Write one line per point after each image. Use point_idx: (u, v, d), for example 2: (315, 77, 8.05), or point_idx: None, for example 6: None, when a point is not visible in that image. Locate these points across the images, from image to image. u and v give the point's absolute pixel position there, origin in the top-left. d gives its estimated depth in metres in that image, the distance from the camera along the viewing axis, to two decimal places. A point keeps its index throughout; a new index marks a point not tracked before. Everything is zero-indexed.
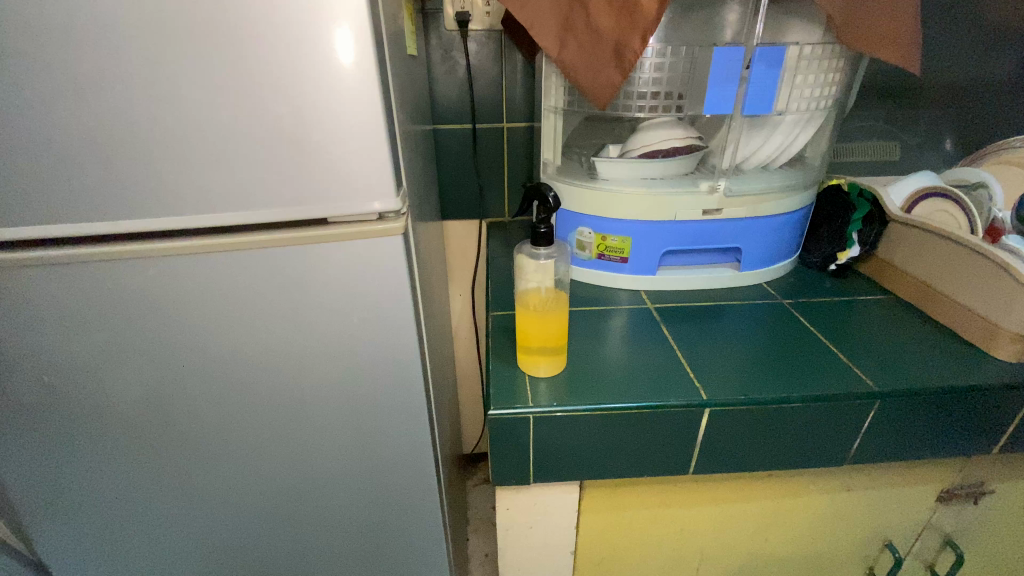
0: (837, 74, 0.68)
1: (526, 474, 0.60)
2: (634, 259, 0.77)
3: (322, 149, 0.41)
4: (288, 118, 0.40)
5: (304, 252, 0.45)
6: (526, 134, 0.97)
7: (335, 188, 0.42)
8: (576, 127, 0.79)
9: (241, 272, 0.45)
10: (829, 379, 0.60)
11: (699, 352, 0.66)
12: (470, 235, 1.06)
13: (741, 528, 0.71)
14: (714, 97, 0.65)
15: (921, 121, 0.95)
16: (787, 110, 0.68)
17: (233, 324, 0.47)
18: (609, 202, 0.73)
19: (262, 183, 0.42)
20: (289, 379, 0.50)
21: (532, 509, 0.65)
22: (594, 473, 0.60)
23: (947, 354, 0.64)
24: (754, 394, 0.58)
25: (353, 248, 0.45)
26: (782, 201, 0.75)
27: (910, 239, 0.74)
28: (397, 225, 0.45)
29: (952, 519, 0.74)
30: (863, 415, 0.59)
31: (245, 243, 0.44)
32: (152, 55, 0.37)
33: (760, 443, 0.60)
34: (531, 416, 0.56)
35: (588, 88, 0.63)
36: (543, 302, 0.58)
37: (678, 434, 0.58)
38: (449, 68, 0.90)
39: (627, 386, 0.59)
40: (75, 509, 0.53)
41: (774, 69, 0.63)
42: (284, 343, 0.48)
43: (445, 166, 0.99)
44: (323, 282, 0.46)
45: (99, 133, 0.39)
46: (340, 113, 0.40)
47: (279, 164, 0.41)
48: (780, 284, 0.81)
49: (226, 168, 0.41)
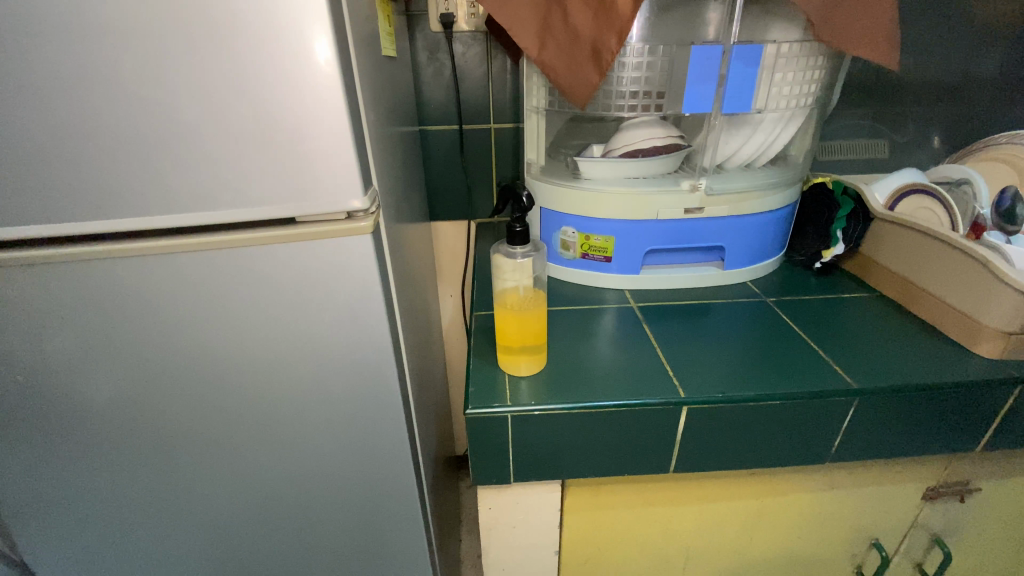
0: (817, 71, 0.68)
1: (507, 474, 0.60)
2: (619, 258, 0.77)
3: (293, 149, 0.41)
4: (258, 119, 0.40)
5: (273, 252, 0.45)
6: (514, 135, 0.97)
7: (303, 187, 0.43)
8: (560, 127, 0.79)
9: (214, 272, 0.45)
10: (809, 377, 0.60)
11: (681, 351, 0.66)
12: (460, 235, 1.06)
13: (725, 527, 0.71)
14: (693, 96, 0.65)
15: (909, 119, 0.96)
16: (766, 108, 0.68)
17: (209, 323, 0.47)
18: (591, 201, 0.73)
19: (228, 184, 0.42)
20: (267, 380, 0.50)
21: (514, 508, 0.65)
22: (575, 472, 0.60)
23: (930, 350, 0.64)
24: (735, 392, 0.57)
25: (324, 247, 0.45)
26: (765, 199, 0.75)
27: (895, 236, 0.74)
28: (366, 224, 0.45)
29: (939, 518, 0.73)
30: (844, 412, 0.58)
31: (217, 243, 0.44)
32: (116, 56, 0.37)
33: (740, 441, 0.60)
34: (508, 416, 0.56)
35: (568, 87, 0.64)
36: (521, 301, 0.58)
37: (658, 432, 0.58)
38: (436, 69, 0.90)
39: (606, 385, 0.59)
40: (56, 509, 0.53)
41: (753, 67, 0.63)
42: (260, 343, 0.48)
43: (433, 167, 0.99)
44: (292, 281, 0.46)
45: (65, 132, 0.39)
46: (304, 112, 0.40)
47: (250, 165, 0.41)
48: (765, 282, 0.81)
49: (197, 168, 0.41)
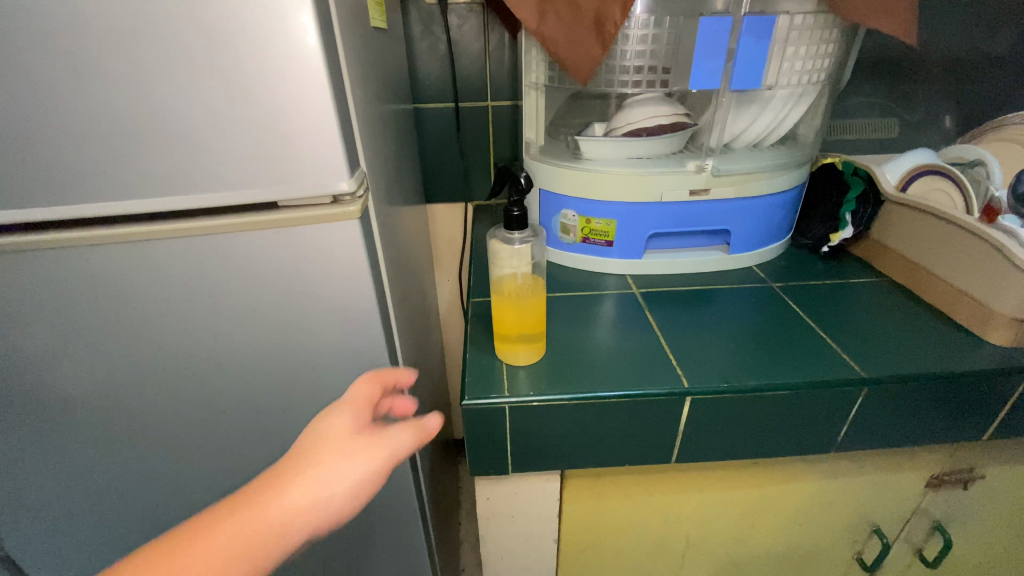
0: (830, 44, 0.64)
1: (506, 465, 0.58)
2: (620, 242, 0.75)
3: (271, 127, 0.38)
4: (232, 94, 0.37)
5: (254, 239, 0.42)
6: (513, 114, 0.94)
7: (284, 169, 0.40)
8: (560, 106, 0.76)
9: (194, 260, 0.43)
10: (816, 366, 0.58)
11: (683, 339, 0.64)
12: (457, 217, 1.03)
13: (726, 514, 0.70)
14: (700, 72, 0.61)
15: (920, 97, 0.92)
16: (777, 84, 0.64)
17: (193, 312, 0.45)
18: (592, 183, 0.70)
19: (205, 166, 0.39)
20: (257, 370, 0.48)
21: (513, 498, 0.64)
22: (574, 462, 0.59)
23: (939, 338, 0.62)
24: (739, 382, 0.56)
25: (308, 234, 0.43)
26: (774, 180, 0.72)
27: (904, 220, 0.71)
28: (354, 208, 0.43)
29: (941, 505, 0.72)
30: (851, 401, 0.57)
31: (194, 230, 0.41)
32: (74, 25, 0.34)
33: (744, 430, 0.58)
34: (507, 407, 0.54)
35: (568, 62, 0.60)
36: (521, 288, 0.55)
37: (660, 422, 0.57)
38: (430, 44, 0.86)
39: (606, 375, 0.57)
40: (41, 504, 0.52)
41: (763, 41, 0.60)
42: (246, 332, 0.46)
43: (428, 146, 0.96)
44: (276, 268, 0.44)
45: (22, 109, 0.35)
46: (281, 87, 0.37)
47: (229, 147, 0.39)
48: (770, 267, 0.79)
49: (170, 149, 0.38)
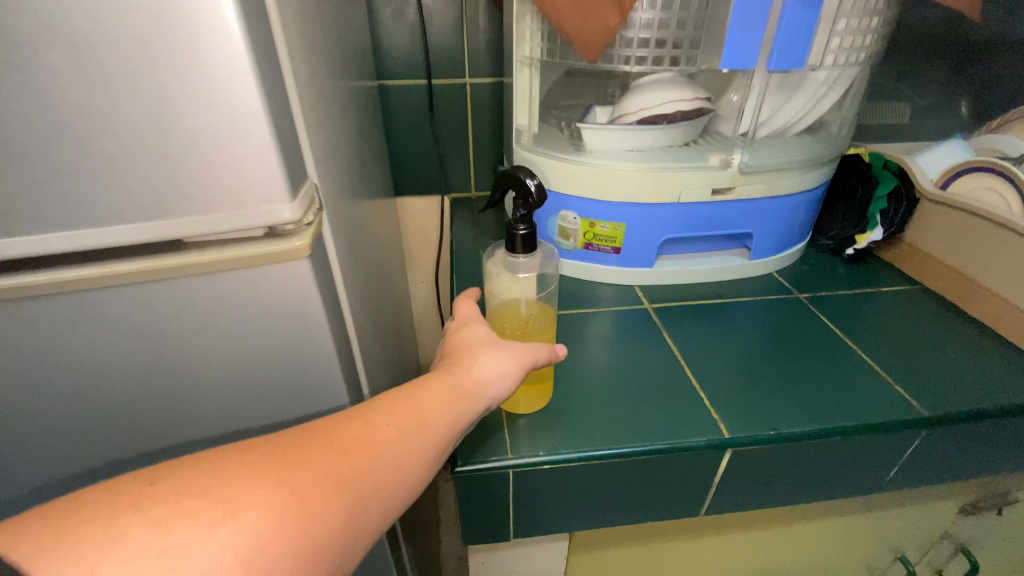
0: (880, 18, 0.54)
1: (507, 531, 0.48)
2: (629, 248, 0.64)
3: (175, 132, 0.26)
4: (111, 81, 0.24)
5: (162, 291, 0.30)
6: (494, 95, 0.81)
7: (199, 194, 0.28)
8: (555, 83, 0.64)
9: (70, 321, 0.29)
10: (870, 401, 0.50)
11: (711, 366, 0.55)
12: (431, 213, 0.91)
13: (747, 553, 0.63)
14: (733, 48, 0.50)
15: (934, 80, 0.85)
16: (821, 64, 0.54)
17: (71, 385, 0.31)
18: (599, 180, 0.59)
19: (74, 191, 0.26)
20: (179, 447, 0.36)
21: (512, 560, 0.54)
22: (588, 523, 0.49)
23: (992, 359, 0.55)
24: (785, 427, 0.47)
25: (239, 277, 0.31)
26: (802, 176, 0.63)
27: (944, 222, 0.63)
28: (304, 242, 0.31)
29: (970, 529, 0.67)
30: (908, 442, 0.49)
31: (54, 283, 0.28)
32: None
33: (785, 477, 0.50)
34: (511, 471, 0.43)
35: (575, 33, 0.48)
36: (526, 321, 0.45)
37: (692, 475, 0.48)
38: (397, 9, 0.72)
39: (626, 422, 0.47)
40: None
41: (811, 10, 0.49)
42: (158, 402, 0.34)
43: (396, 132, 0.82)
44: (202, 322, 0.32)
45: None
46: (186, 73, 0.25)
47: (103, 160, 0.26)
48: (790, 273, 0.71)
49: (9, 165, 0.25)
